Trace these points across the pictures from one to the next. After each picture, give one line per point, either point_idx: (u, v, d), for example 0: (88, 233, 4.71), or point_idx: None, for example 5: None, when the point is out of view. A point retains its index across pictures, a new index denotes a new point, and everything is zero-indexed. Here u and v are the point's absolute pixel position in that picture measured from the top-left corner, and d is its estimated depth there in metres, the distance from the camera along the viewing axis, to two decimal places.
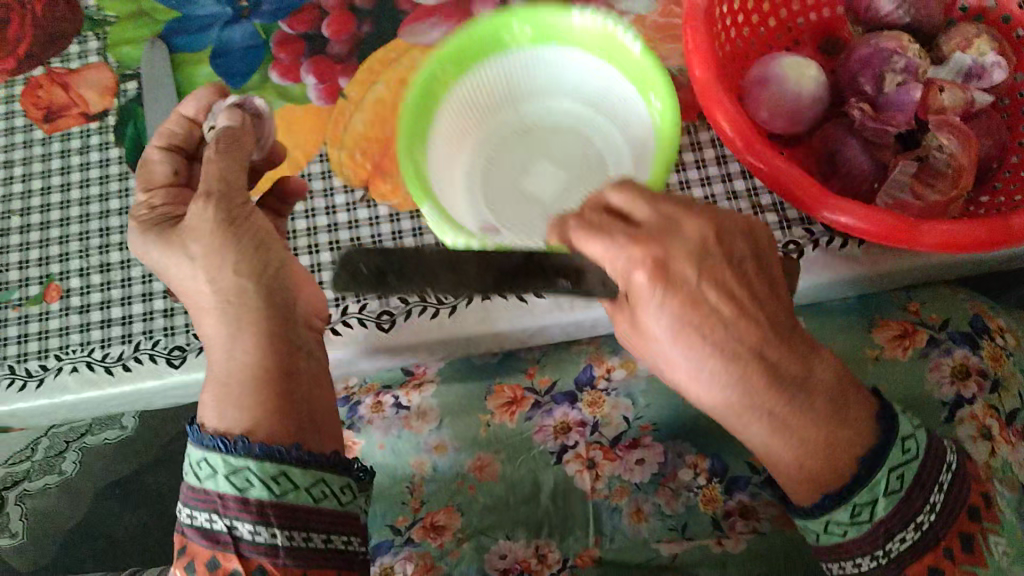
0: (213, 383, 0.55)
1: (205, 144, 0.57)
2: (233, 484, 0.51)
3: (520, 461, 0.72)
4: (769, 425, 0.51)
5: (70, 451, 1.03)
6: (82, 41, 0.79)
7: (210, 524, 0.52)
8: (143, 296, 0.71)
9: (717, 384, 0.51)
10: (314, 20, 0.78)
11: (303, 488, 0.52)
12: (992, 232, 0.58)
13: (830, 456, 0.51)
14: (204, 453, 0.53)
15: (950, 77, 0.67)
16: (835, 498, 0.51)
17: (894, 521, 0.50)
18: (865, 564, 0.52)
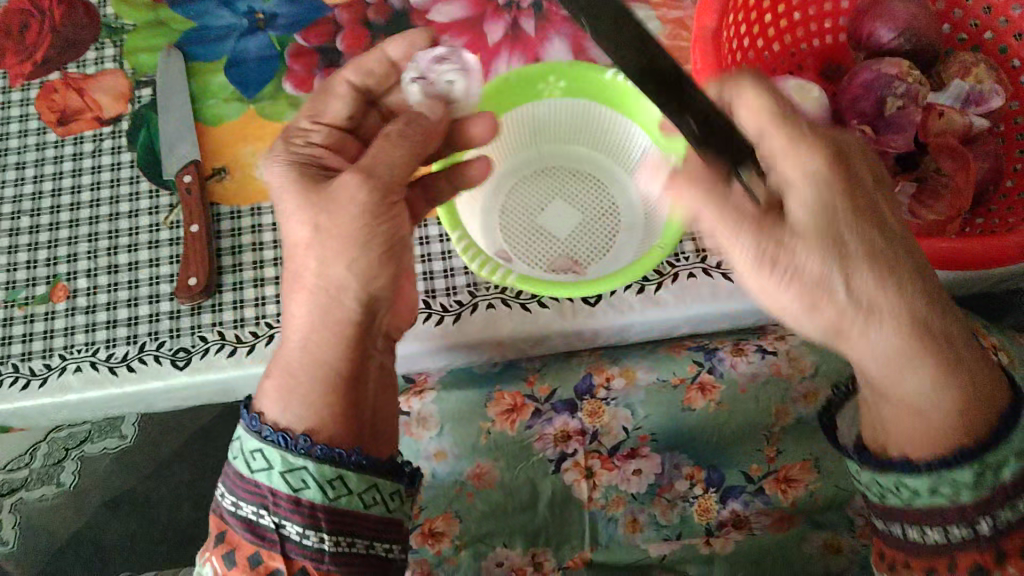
0: (277, 371, 0.57)
1: (308, 117, 0.61)
2: (288, 483, 0.54)
3: (518, 468, 0.71)
4: (927, 370, 0.49)
5: (69, 460, 1.06)
6: (99, 48, 0.80)
7: (257, 518, 0.55)
8: (150, 298, 0.72)
9: (887, 329, 0.47)
10: (329, 33, 0.79)
11: (355, 495, 0.55)
12: (989, 249, 0.59)
13: (986, 412, 0.50)
14: (261, 445, 0.56)
15: (949, 101, 0.68)
16: (967, 456, 0.50)
17: (1018, 486, 0.49)
18: (957, 532, 0.51)
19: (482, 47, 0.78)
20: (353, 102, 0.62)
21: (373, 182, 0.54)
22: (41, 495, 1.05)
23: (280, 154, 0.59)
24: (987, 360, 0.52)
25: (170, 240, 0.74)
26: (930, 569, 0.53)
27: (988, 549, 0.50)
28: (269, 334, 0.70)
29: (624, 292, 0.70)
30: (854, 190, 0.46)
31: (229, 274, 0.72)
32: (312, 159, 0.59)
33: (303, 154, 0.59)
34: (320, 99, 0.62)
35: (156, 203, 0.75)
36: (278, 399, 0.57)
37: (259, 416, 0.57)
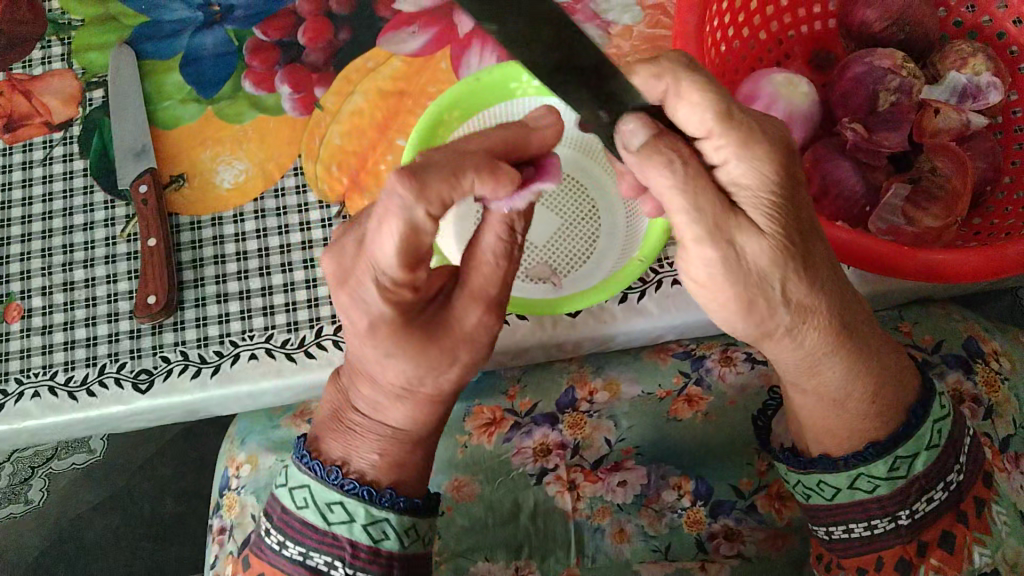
0: (348, 425, 0.55)
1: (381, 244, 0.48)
2: (369, 535, 0.53)
3: (499, 483, 0.69)
4: (846, 359, 0.51)
5: (35, 478, 1.06)
6: (46, 46, 0.76)
7: (328, 567, 0.54)
8: (109, 316, 0.68)
9: (806, 317, 0.48)
10: (289, 26, 0.75)
11: (424, 539, 0.56)
12: (985, 262, 0.56)
13: (897, 401, 0.53)
14: (341, 498, 0.53)
15: (944, 97, 0.65)
16: (879, 448, 0.52)
17: (930, 476, 0.52)
18: (881, 525, 0.53)
19: (452, 39, 0.74)
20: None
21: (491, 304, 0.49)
22: (9, 511, 1.06)
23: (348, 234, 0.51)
24: (894, 345, 0.54)
25: (128, 254, 0.70)
26: (860, 567, 0.56)
27: (911, 543, 0.53)
28: (235, 352, 0.67)
29: (605, 301, 0.68)
30: (792, 192, 0.46)
31: (190, 289, 0.69)
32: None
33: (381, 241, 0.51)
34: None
35: (111, 215, 0.71)
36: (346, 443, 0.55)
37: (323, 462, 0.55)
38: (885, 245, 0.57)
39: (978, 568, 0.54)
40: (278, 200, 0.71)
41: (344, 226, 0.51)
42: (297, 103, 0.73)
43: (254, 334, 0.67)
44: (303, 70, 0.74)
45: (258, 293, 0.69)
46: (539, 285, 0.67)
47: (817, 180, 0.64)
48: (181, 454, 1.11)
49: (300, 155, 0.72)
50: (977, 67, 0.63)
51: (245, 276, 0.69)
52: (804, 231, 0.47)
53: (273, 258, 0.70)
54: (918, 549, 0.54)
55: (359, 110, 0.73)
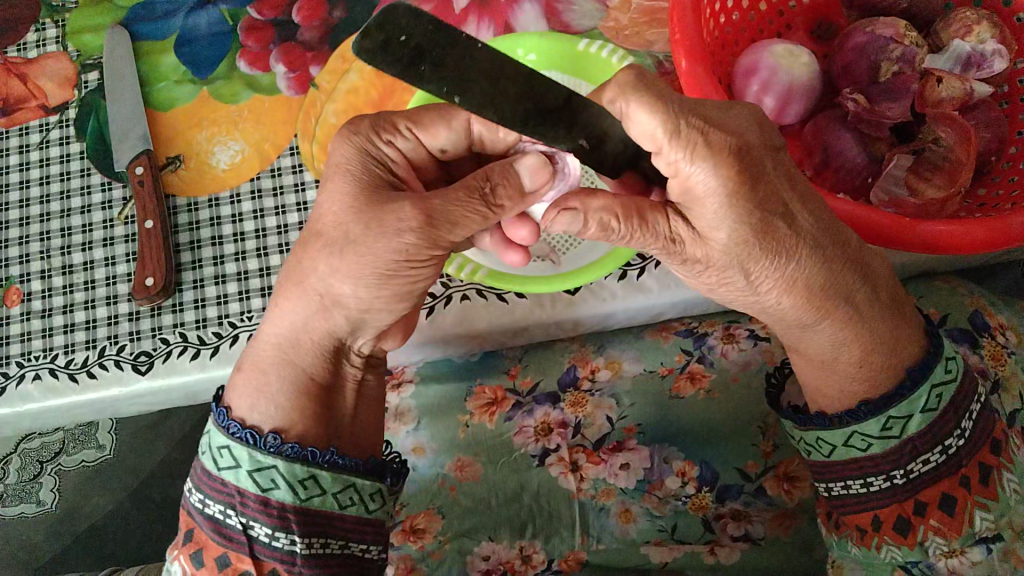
0: (247, 366, 0.56)
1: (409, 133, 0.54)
2: (257, 482, 0.52)
3: (501, 464, 0.68)
4: (838, 325, 0.54)
5: (45, 475, 1.10)
6: (40, 29, 0.75)
7: (224, 518, 0.53)
8: (108, 299, 0.68)
9: (787, 289, 0.52)
10: (283, 4, 0.74)
11: (330, 495, 0.53)
12: (989, 233, 0.55)
13: (888, 364, 0.55)
14: (227, 442, 0.53)
15: (948, 66, 0.64)
16: (871, 408, 0.54)
17: (925, 438, 0.53)
18: (877, 483, 0.54)
19: (448, 15, 0.73)
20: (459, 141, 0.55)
21: (429, 230, 0.49)
22: (20, 511, 1.09)
23: (358, 135, 0.53)
24: (900, 310, 0.55)
25: (126, 236, 0.70)
26: (861, 525, 0.56)
27: (908, 502, 0.54)
28: (234, 333, 0.67)
29: (605, 278, 0.67)
30: (757, 190, 0.46)
31: (188, 271, 0.69)
32: (385, 167, 0.53)
33: (379, 154, 0.53)
34: (434, 112, 0.54)
35: (108, 197, 0.71)
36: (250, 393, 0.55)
37: (228, 411, 0.55)
38: (886, 217, 0.56)
39: (979, 533, 0.53)
40: (276, 180, 0.71)
41: (357, 126, 0.53)
42: (293, 82, 0.72)
43: (253, 315, 0.67)
44: (298, 48, 0.73)
45: (256, 274, 0.68)
46: (535, 263, 0.67)
47: (819, 153, 0.64)
48: (190, 439, 1.12)
49: (296, 135, 0.72)
50: (982, 35, 0.62)
51: (243, 257, 0.69)
52: (783, 217, 0.49)
53: (271, 239, 0.69)
54: (915, 508, 0.54)
55: (355, 88, 0.71)
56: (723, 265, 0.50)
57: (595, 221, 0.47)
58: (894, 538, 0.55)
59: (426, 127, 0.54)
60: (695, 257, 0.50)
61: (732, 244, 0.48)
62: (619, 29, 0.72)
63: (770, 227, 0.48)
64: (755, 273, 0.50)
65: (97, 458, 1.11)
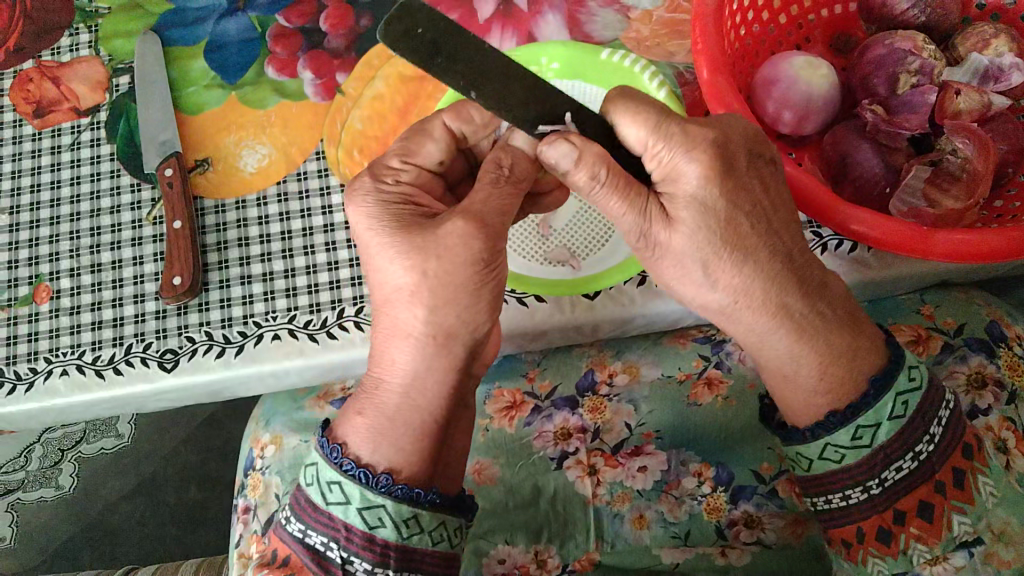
0: (370, 411, 0.55)
1: (399, 155, 0.56)
2: (364, 520, 0.52)
3: (520, 467, 0.69)
4: (795, 333, 0.53)
5: (68, 464, 1.08)
6: (73, 33, 0.77)
7: (325, 547, 0.54)
8: (135, 298, 0.69)
9: (739, 291, 0.52)
10: (311, 13, 0.76)
11: (427, 533, 0.53)
12: (1008, 242, 0.56)
13: (849, 375, 0.53)
14: (339, 478, 0.53)
15: (966, 79, 0.65)
16: (843, 417, 0.53)
17: (895, 446, 0.52)
18: (855, 496, 0.54)
19: (471, 24, 0.74)
20: (448, 146, 0.57)
21: (489, 233, 0.51)
22: (41, 495, 1.04)
23: (368, 191, 0.54)
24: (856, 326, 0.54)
25: (154, 236, 0.71)
26: (846, 540, 0.57)
27: (887, 512, 0.53)
28: (258, 333, 0.68)
29: (625, 284, 0.68)
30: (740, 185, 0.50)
31: (214, 271, 0.70)
32: (406, 200, 0.55)
33: (395, 194, 0.55)
34: (416, 137, 0.56)
35: (137, 198, 0.72)
36: (354, 417, 0.55)
37: (342, 447, 0.54)
38: (903, 227, 0.57)
39: (958, 538, 0.54)
40: (301, 183, 0.72)
41: (361, 186, 0.55)
42: (320, 88, 0.74)
43: (277, 316, 0.68)
44: (325, 55, 0.75)
45: (280, 275, 0.70)
46: (555, 269, 0.68)
47: (837, 162, 0.65)
48: (207, 442, 1.14)
49: (322, 140, 0.73)
50: (1000, 48, 0.63)
51: (268, 258, 0.70)
52: (745, 215, 0.50)
53: (295, 241, 0.71)
54: (895, 519, 0.53)
55: (380, 96, 0.73)
56: (691, 265, 0.52)
57: (587, 172, 0.49)
58: (878, 548, 0.55)
59: (416, 150, 0.56)
60: (658, 245, 0.52)
61: (694, 232, 0.50)
62: (640, 40, 0.74)
63: (734, 231, 0.50)
64: (714, 272, 0.51)
65: (115, 445, 1.06)
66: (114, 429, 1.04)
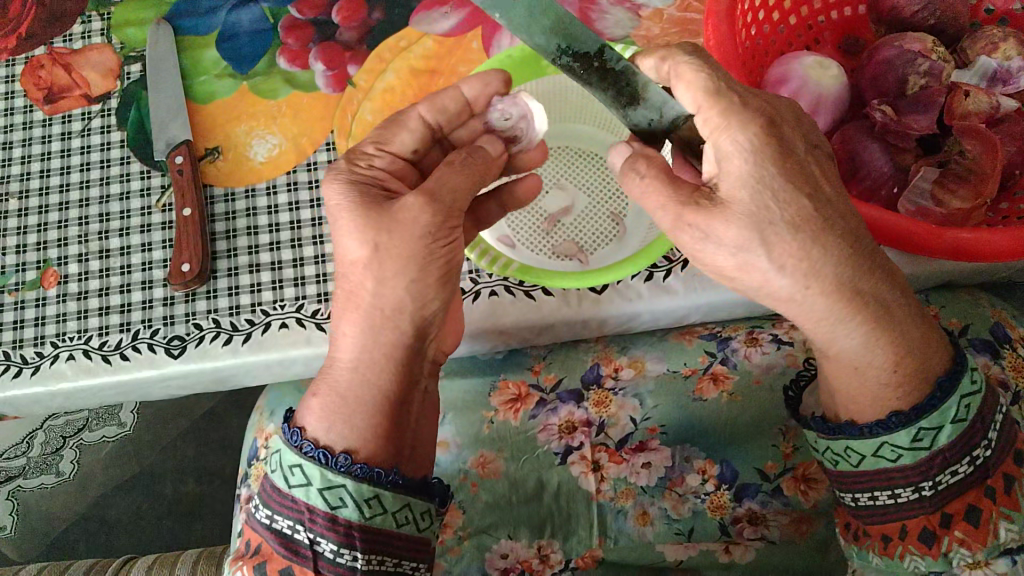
0: (324, 390, 0.54)
1: (373, 141, 0.57)
2: (326, 500, 0.52)
3: (523, 461, 0.69)
4: (870, 326, 0.51)
5: (64, 449, 1.03)
6: (85, 21, 0.77)
7: (291, 531, 0.54)
8: (143, 284, 0.69)
9: (815, 280, 0.49)
10: (323, 5, 0.76)
11: (390, 514, 0.52)
12: (1016, 242, 0.56)
13: (920, 371, 0.52)
14: (299, 460, 0.53)
15: (974, 81, 0.66)
16: (905, 417, 0.52)
17: (954, 450, 0.51)
18: (904, 495, 0.53)
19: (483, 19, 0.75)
20: (423, 135, 0.58)
21: None
22: (40, 483, 1.05)
23: (342, 173, 0.55)
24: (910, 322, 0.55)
25: (163, 223, 0.71)
26: (886, 535, 0.56)
27: (934, 513, 0.53)
28: (265, 321, 0.68)
29: (631, 279, 0.69)
30: (782, 173, 0.48)
31: (222, 260, 0.70)
32: (376, 183, 0.55)
33: (366, 176, 0.55)
34: (391, 125, 0.57)
35: (147, 185, 0.72)
36: (321, 411, 0.54)
37: (301, 430, 0.54)
38: (913, 225, 0.57)
39: (1004, 544, 0.53)
40: (310, 174, 0.73)
41: (334, 168, 0.56)
42: (331, 80, 0.74)
43: (285, 304, 0.68)
44: (337, 47, 0.75)
45: (290, 265, 0.70)
46: (562, 262, 0.69)
47: (845, 160, 0.65)
48: (207, 436, 1.14)
49: (332, 131, 0.73)
50: (1009, 52, 0.64)
51: (277, 247, 0.70)
52: (811, 198, 0.49)
53: (305, 230, 0.71)
54: (942, 521, 0.53)
55: (391, 87, 0.74)
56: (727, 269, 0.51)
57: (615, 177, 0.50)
58: (918, 548, 0.54)
59: (388, 137, 0.57)
60: (690, 250, 0.51)
61: (754, 212, 0.48)
62: (650, 38, 0.74)
63: (801, 213, 0.48)
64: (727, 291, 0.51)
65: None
66: (121, 416, 1.06)
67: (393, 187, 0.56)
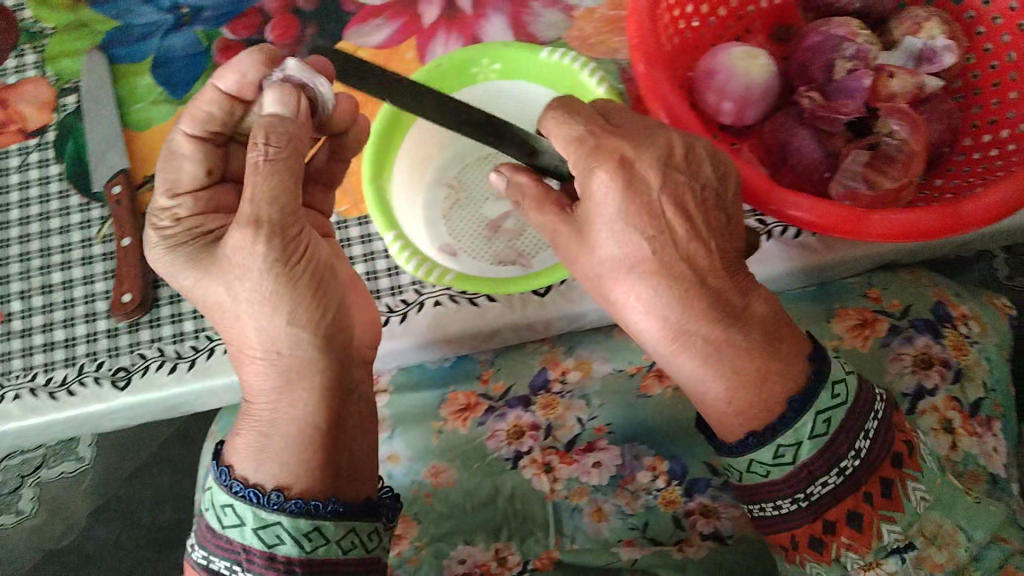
0: (248, 428, 0.54)
1: (166, 191, 0.55)
2: (261, 540, 0.50)
3: (474, 469, 0.69)
4: (699, 351, 0.51)
5: (26, 487, 1.09)
6: (19, 55, 0.77)
7: (231, 571, 0.52)
8: (87, 317, 0.69)
9: (643, 306, 0.51)
10: (256, 25, 0.76)
11: (333, 543, 0.51)
12: (939, 220, 0.56)
13: (768, 397, 0.50)
14: (230, 501, 0.51)
15: (901, 61, 0.65)
16: (760, 437, 0.50)
17: (818, 463, 0.49)
18: (785, 505, 0.51)
19: (418, 29, 0.76)
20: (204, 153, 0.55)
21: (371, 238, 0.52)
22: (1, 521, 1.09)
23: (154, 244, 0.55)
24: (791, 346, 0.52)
25: (104, 255, 0.71)
26: (783, 543, 0.54)
27: (816, 521, 0.51)
28: (210, 345, 0.68)
29: (574, 280, 0.69)
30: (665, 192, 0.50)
31: (165, 287, 0.70)
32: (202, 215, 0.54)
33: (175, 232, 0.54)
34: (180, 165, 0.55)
35: (87, 217, 0.72)
36: (245, 442, 0.54)
37: (229, 469, 0.53)
38: (839, 210, 0.56)
39: (890, 544, 0.51)
40: None
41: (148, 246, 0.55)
42: None
43: None
44: None
45: None
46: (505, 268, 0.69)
47: (776, 150, 0.65)
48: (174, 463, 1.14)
49: None
50: (933, 31, 0.64)
51: None
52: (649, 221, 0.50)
53: None
54: (824, 527, 0.50)
55: None
56: None
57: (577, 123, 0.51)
58: (812, 554, 0.52)
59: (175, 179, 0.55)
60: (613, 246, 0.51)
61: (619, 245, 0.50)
62: (584, 37, 0.74)
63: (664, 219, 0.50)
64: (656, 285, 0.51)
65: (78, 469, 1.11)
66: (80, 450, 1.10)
67: (212, 226, 0.55)
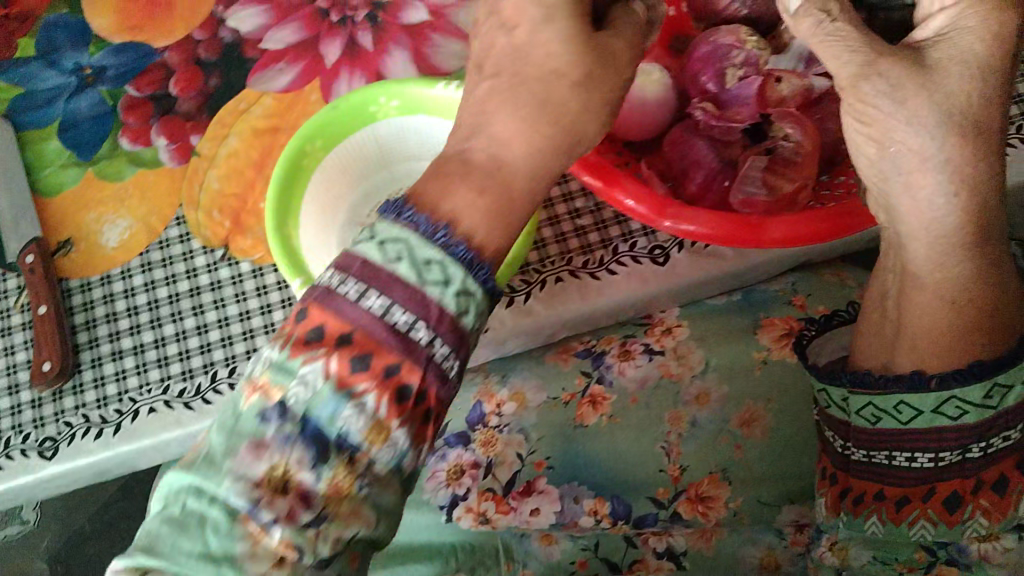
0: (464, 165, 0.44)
1: None
2: (383, 254, 0.40)
3: (420, 511, 0.71)
4: (970, 232, 0.46)
5: None
6: None
7: (360, 298, 0.39)
8: (9, 389, 0.69)
9: (945, 194, 0.45)
10: (160, 80, 0.76)
11: (458, 289, 0.40)
12: (833, 223, 0.56)
13: (978, 309, 0.48)
14: (398, 232, 0.40)
15: (791, 62, 0.68)
16: (981, 367, 0.48)
17: (1016, 414, 0.49)
18: (949, 457, 0.50)
19: (321, 71, 0.76)
20: None
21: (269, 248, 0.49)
22: None
23: None
24: (1001, 283, 0.48)
25: (23, 324, 0.71)
26: (903, 498, 0.53)
27: (961, 482, 0.51)
28: (134, 408, 0.67)
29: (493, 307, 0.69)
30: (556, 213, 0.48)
31: (85, 352, 0.69)
32: None
33: None
34: None
35: (4, 287, 0.72)
36: (470, 194, 0.43)
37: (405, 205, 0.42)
38: (733, 220, 0.56)
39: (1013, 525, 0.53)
40: (163, 252, 0.72)
41: None
42: (175, 153, 0.74)
43: (151, 388, 0.68)
44: (178, 120, 0.75)
45: (152, 346, 0.69)
46: None
47: (676, 162, 0.65)
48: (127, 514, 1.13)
49: (180, 204, 0.73)
50: None
51: (138, 330, 0.70)
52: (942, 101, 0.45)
53: (163, 309, 0.71)
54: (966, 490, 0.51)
55: (235, 152, 0.74)
56: None
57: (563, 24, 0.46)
58: (936, 513, 0.53)
59: None
60: None
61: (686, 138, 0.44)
62: None
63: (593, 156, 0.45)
64: None
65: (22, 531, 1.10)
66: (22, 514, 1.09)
67: None
